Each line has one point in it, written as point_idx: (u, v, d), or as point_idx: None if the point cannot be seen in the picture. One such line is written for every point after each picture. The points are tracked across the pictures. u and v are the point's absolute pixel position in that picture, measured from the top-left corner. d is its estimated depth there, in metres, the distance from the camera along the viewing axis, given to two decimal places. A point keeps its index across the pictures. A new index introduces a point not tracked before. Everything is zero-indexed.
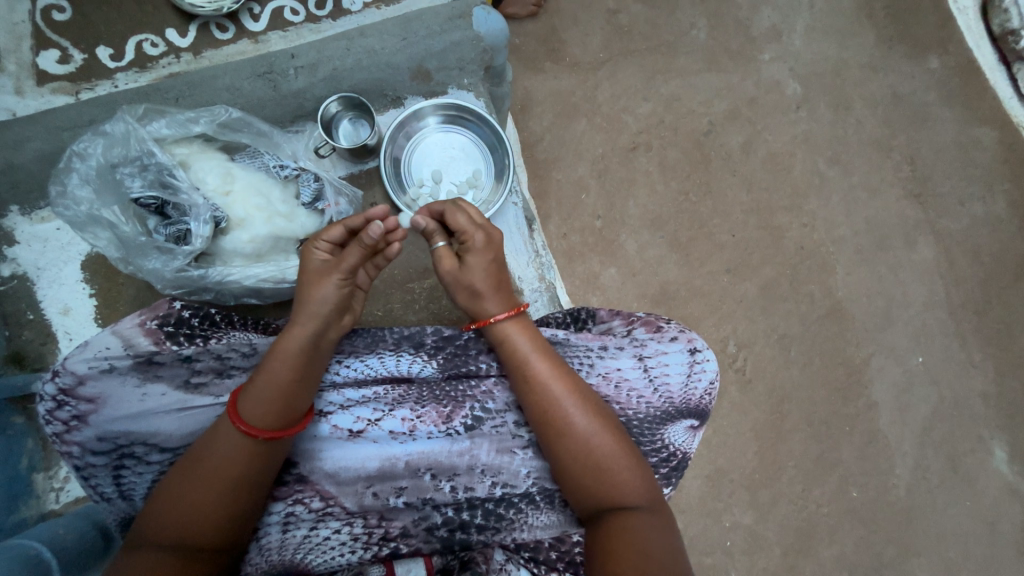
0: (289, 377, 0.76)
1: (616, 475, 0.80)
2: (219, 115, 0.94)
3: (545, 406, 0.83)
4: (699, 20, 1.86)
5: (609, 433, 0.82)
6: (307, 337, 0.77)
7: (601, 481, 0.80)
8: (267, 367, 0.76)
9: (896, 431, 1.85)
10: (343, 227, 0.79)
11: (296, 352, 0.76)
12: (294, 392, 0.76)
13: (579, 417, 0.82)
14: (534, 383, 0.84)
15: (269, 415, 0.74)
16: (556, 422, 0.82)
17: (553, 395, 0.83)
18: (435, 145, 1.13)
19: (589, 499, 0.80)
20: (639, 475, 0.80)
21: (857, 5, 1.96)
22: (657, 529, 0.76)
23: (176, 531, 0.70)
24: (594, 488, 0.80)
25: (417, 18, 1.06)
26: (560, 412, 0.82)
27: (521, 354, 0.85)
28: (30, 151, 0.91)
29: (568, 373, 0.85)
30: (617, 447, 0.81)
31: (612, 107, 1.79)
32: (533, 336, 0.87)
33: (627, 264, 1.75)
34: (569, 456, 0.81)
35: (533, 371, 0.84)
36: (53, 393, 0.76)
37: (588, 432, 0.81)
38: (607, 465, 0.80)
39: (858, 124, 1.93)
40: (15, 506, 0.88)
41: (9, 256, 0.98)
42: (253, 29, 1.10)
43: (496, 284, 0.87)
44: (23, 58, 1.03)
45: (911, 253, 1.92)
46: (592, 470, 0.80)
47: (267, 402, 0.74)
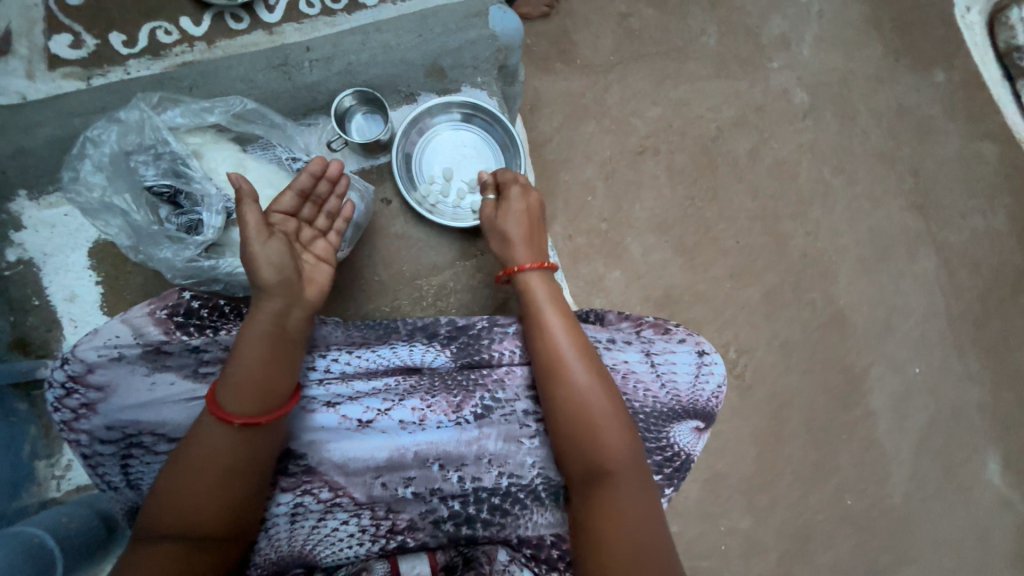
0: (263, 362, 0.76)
1: (607, 436, 0.79)
2: (233, 106, 0.94)
3: (551, 353, 0.85)
4: (710, 26, 1.87)
5: (607, 394, 0.82)
6: (272, 318, 0.78)
7: (592, 440, 0.79)
8: (239, 359, 0.75)
9: (894, 439, 1.86)
10: (292, 193, 0.84)
11: (262, 336, 0.76)
12: (274, 373, 0.76)
13: (581, 374, 0.83)
14: (541, 329, 0.87)
15: (263, 397, 0.75)
16: (557, 374, 0.84)
17: (560, 349, 0.85)
18: (447, 142, 1.13)
19: (577, 458, 0.80)
20: (627, 440, 0.80)
21: (866, 16, 1.97)
22: (638, 498, 0.76)
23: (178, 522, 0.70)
24: (580, 440, 0.80)
25: (434, 14, 1.07)
26: (564, 366, 0.83)
27: (535, 303, 0.90)
28: (41, 136, 0.92)
29: (579, 333, 0.88)
30: (612, 405, 0.82)
31: (621, 110, 1.79)
32: (554, 293, 0.91)
33: (631, 267, 1.76)
34: (562, 403, 0.82)
35: (543, 319, 0.88)
36: (63, 380, 0.76)
37: (585, 383, 0.82)
38: (597, 417, 0.80)
39: (864, 135, 1.94)
40: (17, 494, 0.87)
41: (15, 241, 0.97)
42: (268, 20, 1.09)
43: (522, 237, 0.95)
44: (35, 41, 1.02)
45: (912, 264, 1.93)
46: (584, 426, 0.80)
47: (246, 392, 0.74)
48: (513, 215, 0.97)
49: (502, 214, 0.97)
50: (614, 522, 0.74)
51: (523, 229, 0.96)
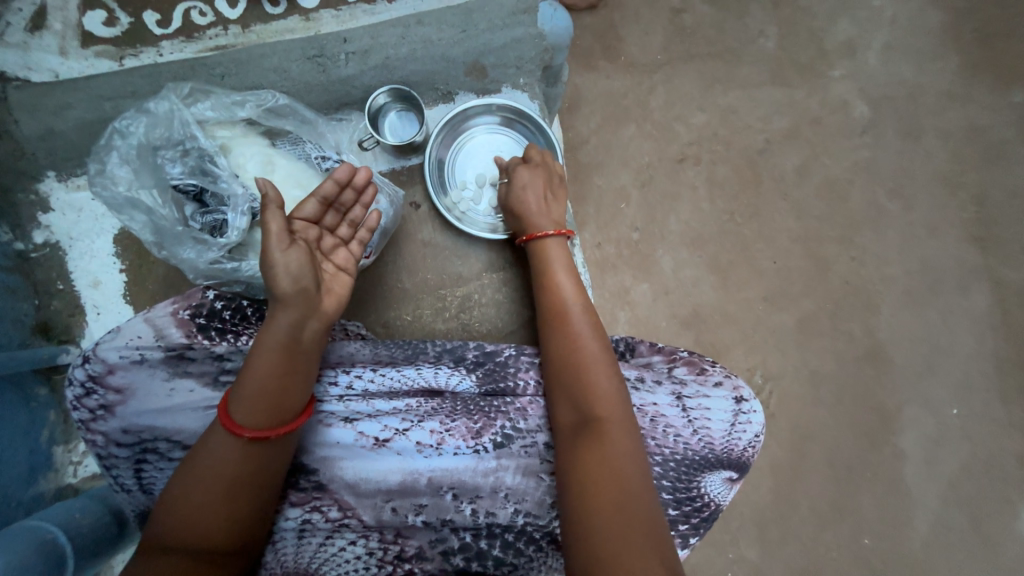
0: (278, 375, 0.73)
1: (600, 384, 0.80)
2: (265, 100, 0.90)
3: (554, 304, 0.90)
4: (769, 27, 1.73)
5: (603, 347, 0.85)
6: (286, 329, 0.73)
7: (584, 385, 0.80)
8: (253, 372, 0.72)
9: (921, 483, 1.77)
10: (314, 199, 0.80)
11: (275, 347, 0.73)
12: (286, 386, 0.73)
13: (580, 325, 0.86)
14: (547, 284, 0.92)
15: (276, 410, 0.72)
16: (558, 323, 0.87)
17: (563, 302, 0.89)
18: (482, 147, 1.07)
19: (569, 405, 0.81)
20: (619, 394, 0.80)
21: (944, 25, 1.80)
22: (628, 447, 0.75)
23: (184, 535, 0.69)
24: (572, 383, 0.81)
25: (479, 9, 0.99)
26: (564, 315, 0.87)
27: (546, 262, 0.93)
28: (71, 119, 0.89)
29: (584, 291, 0.91)
30: (606, 357, 0.83)
31: (665, 114, 1.69)
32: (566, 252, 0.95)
33: (660, 282, 1.68)
34: (559, 348, 0.85)
35: (551, 275, 0.92)
36: (83, 379, 0.75)
37: (582, 333, 0.85)
38: (590, 364, 0.83)
39: (927, 156, 1.79)
40: (34, 480, 0.87)
41: (42, 223, 0.96)
42: (306, 5, 1.04)
43: (537, 211, 0.97)
44: (69, 16, 0.99)
45: (964, 300, 1.80)
46: (579, 373, 0.82)
47: (259, 406, 0.71)
48: (524, 187, 0.98)
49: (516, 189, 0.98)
50: (600, 465, 0.73)
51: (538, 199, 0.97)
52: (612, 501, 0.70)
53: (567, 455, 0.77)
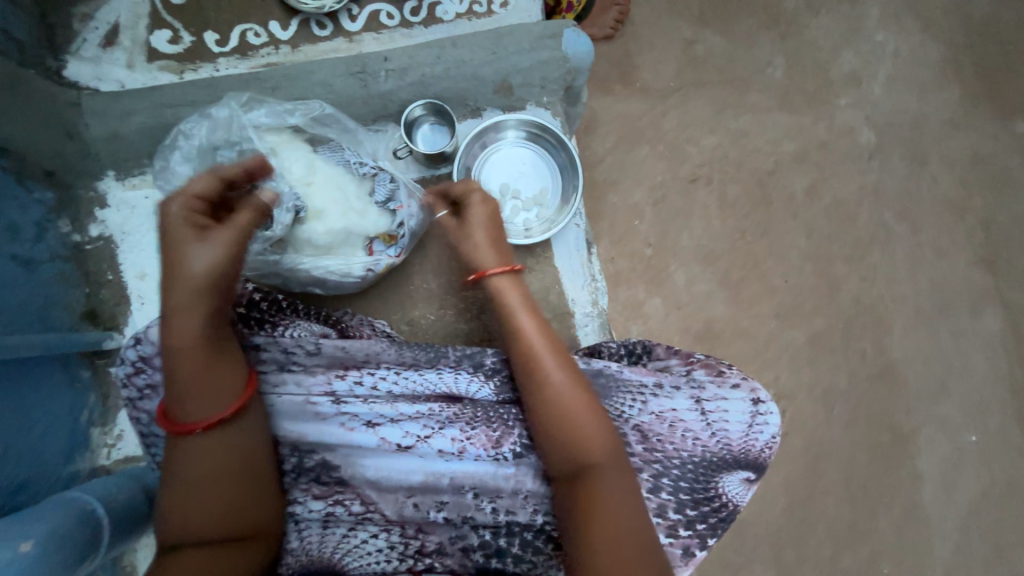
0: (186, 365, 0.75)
1: (587, 432, 0.79)
2: (312, 110, 0.99)
3: (524, 349, 0.84)
4: (777, 58, 1.82)
5: (581, 393, 0.81)
6: (193, 320, 0.75)
7: (571, 438, 0.78)
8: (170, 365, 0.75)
9: (939, 507, 1.75)
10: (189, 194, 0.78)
11: (189, 343, 0.75)
12: (195, 376, 0.75)
13: (555, 373, 0.82)
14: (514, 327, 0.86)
15: (193, 401, 0.74)
16: (534, 373, 0.82)
17: (535, 349, 0.83)
18: (507, 159, 1.14)
19: (561, 454, 0.79)
20: (606, 441, 0.79)
21: (947, 58, 1.88)
22: (622, 498, 0.76)
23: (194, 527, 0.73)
24: (561, 436, 0.79)
25: (509, 33, 1.08)
26: (540, 367, 0.82)
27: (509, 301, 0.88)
28: (133, 124, 0.98)
29: (550, 335, 0.86)
30: (586, 403, 0.80)
31: (677, 136, 1.77)
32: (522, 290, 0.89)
33: (672, 296, 1.72)
34: (538, 399, 0.81)
35: (517, 315, 0.87)
36: (133, 358, 0.80)
37: (559, 382, 0.81)
38: (572, 415, 0.79)
39: (933, 182, 1.84)
40: (71, 458, 0.92)
41: (99, 218, 1.03)
42: (350, 29, 1.14)
43: (490, 244, 0.91)
44: (137, 35, 1.09)
45: (975, 323, 1.81)
46: (563, 424, 0.79)
47: (181, 399, 0.74)
48: (477, 223, 0.92)
49: (462, 228, 0.93)
50: (602, 512, 0.75)
51: (488, 233, 0.92)
52: (619, 547, 0.72)
53: (567, 506, 0.78)
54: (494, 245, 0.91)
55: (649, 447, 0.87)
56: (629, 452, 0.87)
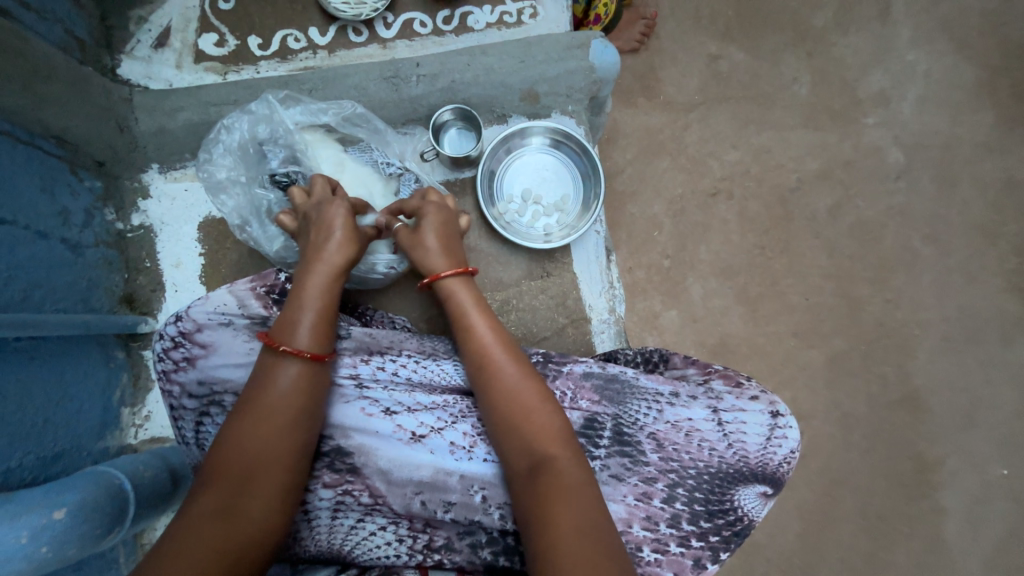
0: (305, 297, 0.83)
1: (542, 428, 0.79)
2: (344, 109, 1.04)
3: (479, 350, 0.86)
4: (803, 75, 1.82)
5: (535, 390, 0.82)
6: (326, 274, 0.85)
7: (528, 434, 0.78)
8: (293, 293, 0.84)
9: (964, 544, 1.68)
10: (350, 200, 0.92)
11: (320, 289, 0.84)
12: (310, 312, 0.82)
13: (508, 371, 0.83)
14: (467, 329, 0.88)
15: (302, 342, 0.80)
16: (488, 373, 0.84)
17: (489, 349, 0.85)
18: (531, 165, 1.16)
19: (520, 450, 0.78)
20: (561, 435, 0.78)
21: (980, 80, 1.84)
22: (580, 490, 0.73)
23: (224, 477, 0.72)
24: (519, 434, 0.79)
25: (538, 43, 1.11)
26: (495, 367, 0.83)
27: (459, 303, 0.90)
28: (180, 119, 1.04)
29: (504, 337, 0.87)
30: (539, 400, 0.81)
31: (699, 150, 1.77)
32: (476, 294, 0.91)
33: (689, 310, 1.71)
34: (495, 398, 0.82)
35: (468, 319, 0.88)
36: (174, 333, 0.85)
37: (513, 380, 0.82)
38: (527, 410, 0.80)
39: (964, 205, 1.80)
40: (104, 435, 0.96)
41: (141, 208, 1.09)
42: (384, 36, 1.18)
43: (441, 247, 0.92)
44: (187, 37, 1.16)
45: (1008, 352, 1.75)
46: (518, 420, 0.80)
47: (288, 327, 0.81)
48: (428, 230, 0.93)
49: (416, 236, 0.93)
50: (561, 504, 0.71)
51: (439, 239, 0.93)
52: (579, 538, 0.67)
53: (528, 504, 0.74)
54: (445, 248, 0.93)
55: (664, 456, 0.86)
56: (644, 460, 0.86)
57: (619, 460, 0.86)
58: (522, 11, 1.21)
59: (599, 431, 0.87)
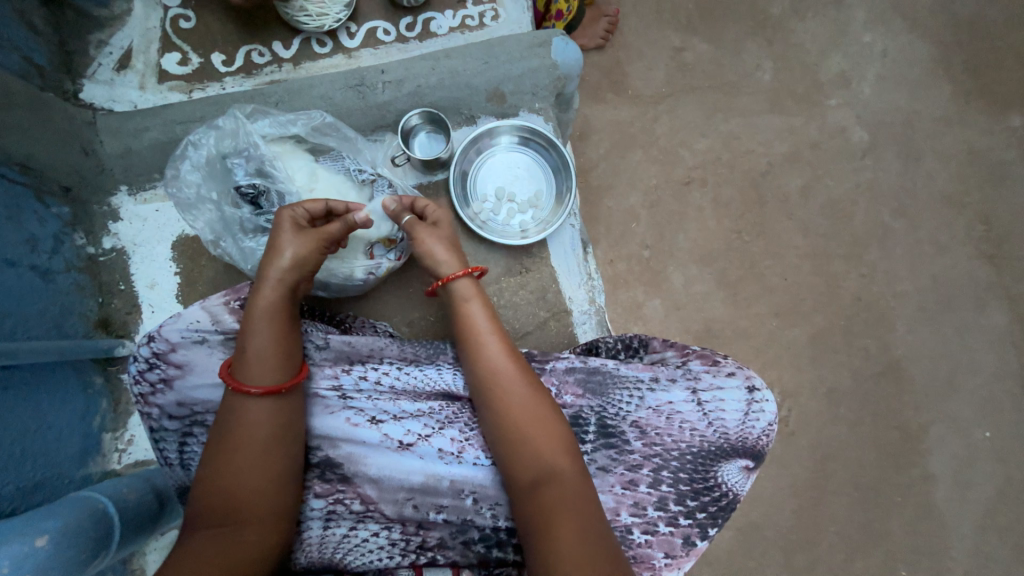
0: (256, 325, 0.81)
1: (546, 439, 0.80)
2: (314, 119, 1.04)
3: (485, 362, 0.85)
4: (765, 62, 1.86)
5: (542, 401, 0.83)
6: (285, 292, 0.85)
7: (532, 445, 0.79)
8: (245, 320, 0.82)
9: (956, 508, 1.72)
10: (325, 204, 0.92)
11: (277, 308, 0.83)
12: (261, 336, 0.81)
13: (519, 385, 0.83)
14: (473, 341, 0.87)
15: (258, 368, 0.79)
16: (497, 387, 0.83)
17: (495, 362, 0.85)
18: (502, 164, 1.18)
19: (525, 461, 0.79)
20: (564, 444, 0.80)
21: (934, 56, 1.91)
22: (582, 498, 0.75)
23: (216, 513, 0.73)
24: (523, 443, 0.80)
25: (500, 43, 1.13)
26: (502, 378, 0.83)
27: (467, 315, 0.90)
28: (146, 139, 1.03)
29: (513, 350, 0.88)
30: (544, 412, 0.82)
31: (670, 141, 1.80)
32: (487, 307, 0.91)
33: (671, 297, 1.73)
34: (501, 409, 0.82)
35: (475, 331, 0.88)
36: (148, 355, 0.84)
37: (520, 391, 0.83)
38: (532, 421, 0.81)
39: (928, 178, 1.86)
40: (85, 462, 0.95)
41: (112, 230, 1.08)
42: (348, 46, 1.19)
43: (451, 251, 0.94)
44: (150, 58, 1.16)
45: (982, 317, 1.80)
46: (523, 431, 0.80)
47: (245, 356, 0.80)
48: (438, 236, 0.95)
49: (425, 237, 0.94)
50: (565, 512, 0.73)
51: (445, 244, 0.95)
52: (584, 542, 0.70)
53: (529, 513, 0.76)
54: (451, 251, 0.94)
55: (647, 442, 0.87)
56: (629, 448, 0.87)
57: (605, 452, 0.87)
58: (484, 13, 1.23)
59: (584, 426, 0.88)
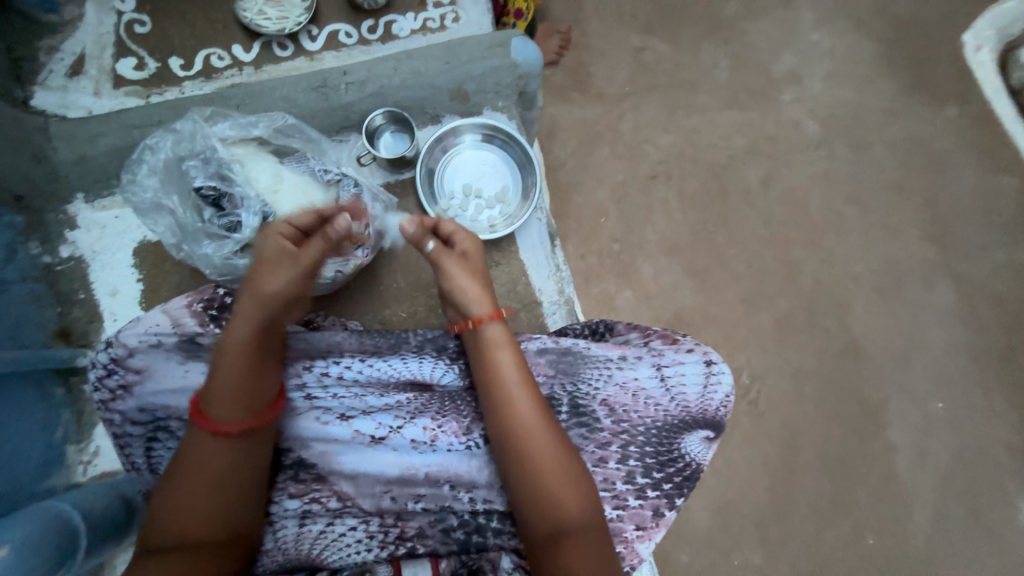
0: (232, 360, 0.80)
1: (566, 495, 0.80)
2: (276, 121, 1.05)
3: (510, 416, 0.83)
4: (721, 60, 1.95)
5: (566, 458, 0.82)
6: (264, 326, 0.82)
7: (552, 502, 0.79)
8: (218, 354, 0.81)
9: (915, 477, 1.82)
10: (314, 215, 0.88)
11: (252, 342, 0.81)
12: (233, 374, 0.79)
13: (546, 441, 0.81)
14: (501, 392, 0.84)
15: (228, 406, 0.78)
16: (523, 441, 0.82)
17: (520, 415, 0.82)
18: (469, 161, 1.20)
19: (544, 517, 0.79)
20: (583, 500, 0.80)
21: (877, 52, 2.03)
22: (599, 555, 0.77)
23: (195, 529, 0.75)
24: (543, 499, 0.80)
25: (461, 44, 1.15)
26: (527, 433, 0.82)
27: (495, 363, 0.86)
28: (102, 145, 1.01)
29: (544, 404, 0.86)
30: (568, 468, 0.81)
31: (635, 137, 1.86)
32: (519, 356, 0.88)
33: (642, 288, 1.79)
34: (524, 464, 0.81)
35: (503, 381, 0.85)
36: (105, 361, 0.83)
37: (545, 446, 0.81)
38: (554, 478, 0.80)
39: (877, 166, 1.97)
40: (46, 474, 0.92)
41: (69, 239, 1.06)
42: (310, 48, 1.20)
43: (479, 291, 0.90)
44: (104, 64, 1.14)
45: (931, 295, 1.92)
46: (545, 488, 0.80)
47: (217, 393, 0.79)
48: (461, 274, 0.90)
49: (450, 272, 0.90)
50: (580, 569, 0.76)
51: (471, 284, 0.90)
52: None
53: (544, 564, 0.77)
54: (481, 287, 0.90)
55: (616, 419, 0.91)
56: (599, 426, 0.91)
57: (577, 430, 0.91)
58: (445, 15, 1.25)
59: (557, 405, 0.92)
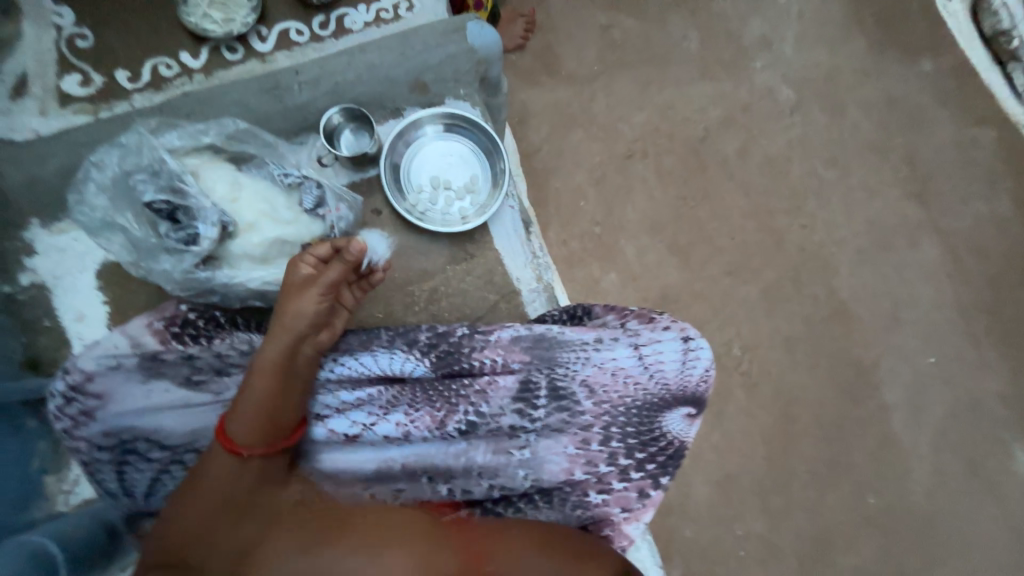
0: (252, 385, 0.81)
1: None
2: (228, 126, 1.03)
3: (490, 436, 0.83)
4: (690, 32, 1.91)
5: None
6: (284, 351, 0.83)
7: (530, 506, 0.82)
8: (248, 373, 0.83)
9: (912, 435, 1.82)
10: (330, 245, 0.85)
11: (273, 367, 0.82)
12: (254, 397, 0.81)
13: None
14: None
15: (246, 429, 0.80)
16: None
17: None
18: (435, 152, 1.17)
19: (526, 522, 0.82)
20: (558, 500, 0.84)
21: (847, 11, 1.99)
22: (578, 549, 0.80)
23: (185, 548, 0.77)
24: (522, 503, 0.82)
25: (415, 33, 1.12)
26: None
27: None
28: (51, 166, 0.99)
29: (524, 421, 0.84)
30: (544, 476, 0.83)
31: (608, 117, 1.83)
32: None
33: (627, 269, 1.77)
34: None
35: None
36: (63, 389, 0.88)
37: None
38: None
39: (854, 128, 1.95)
40: (24, 507, 0.91)
41: (29, 266, 1.02)
42: (261, 50, 1.17)
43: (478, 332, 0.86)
44: (48, 82, 1.10)
45: (916, 253, 1.91)
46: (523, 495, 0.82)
47: (239, 419, 0.81)
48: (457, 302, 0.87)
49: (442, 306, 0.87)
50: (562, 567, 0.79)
51: None
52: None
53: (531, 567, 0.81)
54: None
55: (596, 401, 0.91)
56: (580, 410, 0.91)
57: (558, 415, 0.91)
58: (398, 5, 1.22)
59: (534, 391, 0.90)
